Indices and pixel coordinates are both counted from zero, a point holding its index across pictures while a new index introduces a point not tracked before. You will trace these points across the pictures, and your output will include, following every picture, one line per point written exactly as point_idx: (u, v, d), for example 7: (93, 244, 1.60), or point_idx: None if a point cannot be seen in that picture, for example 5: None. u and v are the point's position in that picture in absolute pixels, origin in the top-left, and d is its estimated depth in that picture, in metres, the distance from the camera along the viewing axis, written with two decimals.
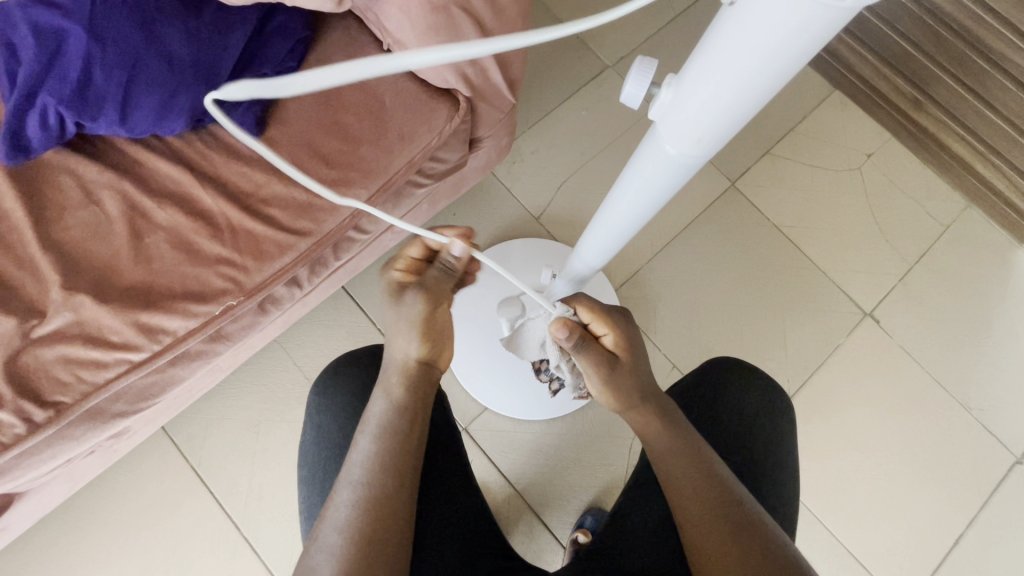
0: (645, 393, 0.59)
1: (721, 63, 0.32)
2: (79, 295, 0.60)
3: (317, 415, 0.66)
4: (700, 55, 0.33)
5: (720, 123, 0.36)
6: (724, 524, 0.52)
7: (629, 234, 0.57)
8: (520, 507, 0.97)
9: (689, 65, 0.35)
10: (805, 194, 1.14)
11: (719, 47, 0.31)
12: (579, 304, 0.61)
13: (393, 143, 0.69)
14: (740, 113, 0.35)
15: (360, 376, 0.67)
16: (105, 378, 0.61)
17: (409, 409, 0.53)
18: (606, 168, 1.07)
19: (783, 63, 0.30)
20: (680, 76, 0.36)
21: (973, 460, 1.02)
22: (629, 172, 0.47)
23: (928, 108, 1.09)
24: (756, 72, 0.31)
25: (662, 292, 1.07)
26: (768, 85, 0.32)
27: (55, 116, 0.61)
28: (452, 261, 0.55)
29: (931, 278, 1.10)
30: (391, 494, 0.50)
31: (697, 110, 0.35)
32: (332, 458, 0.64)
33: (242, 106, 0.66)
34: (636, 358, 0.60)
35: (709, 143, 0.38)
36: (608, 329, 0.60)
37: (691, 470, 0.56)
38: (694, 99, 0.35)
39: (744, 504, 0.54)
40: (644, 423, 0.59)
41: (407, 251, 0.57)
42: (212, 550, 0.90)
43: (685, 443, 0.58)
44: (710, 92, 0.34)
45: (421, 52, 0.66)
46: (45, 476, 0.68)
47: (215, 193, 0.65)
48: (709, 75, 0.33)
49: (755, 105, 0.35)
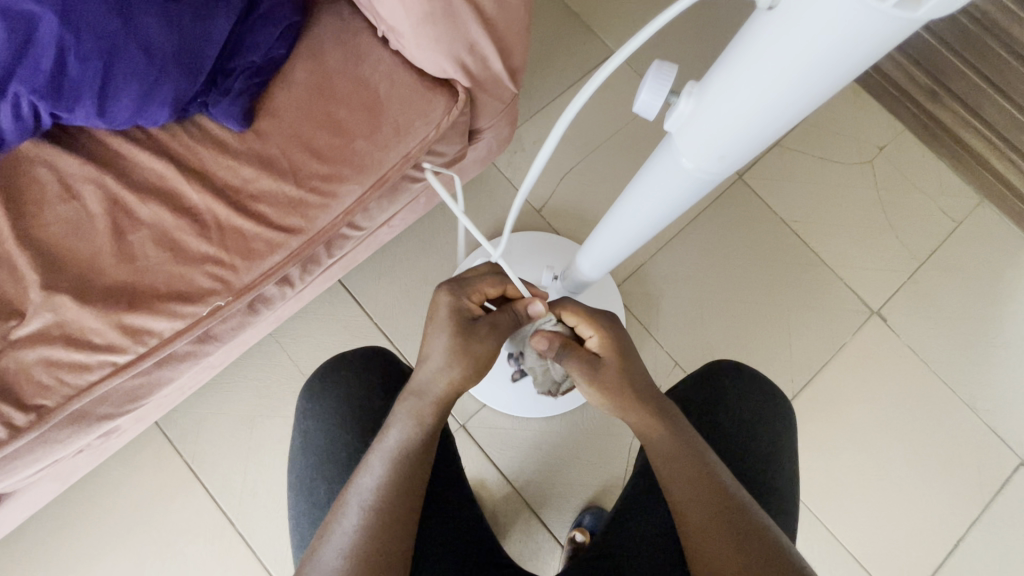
0: (655, 403, 0.57)
1: (755, 77, 0.29)
2: (59, 296, 0.58)
3: (304, 422, 0.64)
4: (729, 64, 0.30)
5: (746, 140, 0.33)
6: (726, 530, 0.50)
7: (633, 244, 0.55)
8: (517, 505, 0.95)
9: (714, 74, 0.32)
10: (815, 188, 1.10)
11: (754, 59, 0.28)
12: (565, 309, 0.61)
13: (388, 137, 0.66)
14: (770, 129, 0.32)
15: (351, 377, 0.66)
16: (89, 381, 0.59)
17: (429, 440, 0.54)
18: (610, 159, 1.03)
19: (826, 79, 0.27)
20: (703, 85, 0.33)
21: (976, 461, 1.01)
22: (638, 181, 0.45)
23: (945, 101, 1.06)
24: (795, 88, 0.28)
25: (666, 288, 1.04)
26: (805, 101, 0.29)
27: (28, 107, 0.57)
28: (523, 313, 0.62)
29: (942, 276, 1.08)
30: (400, 521, 0.50)
31: (720, 125, 0.32)
32: (319, 467, 0.62)
33: (228, 97, 0.63)
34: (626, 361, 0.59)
35: (731, 159, 0.36)
36: (593, 331, 0.60)
37: (695, 473, 0.53)
38: (719, 112, 0.32)
39: (748, 508, 0.52)
40: (645, 424, 0.57)
41: (483, 290, 0.61)
42: (206, 547, 0.89)
43: (687, 446, 0.55)
44: (738, 107, 0.31)
45: (418, 41, 0.63)
46: (31, 477, 0.66)
47: (201, 188, 0.62)
48: (740, 87, 0.30)
49: (787, 121, 0.32)
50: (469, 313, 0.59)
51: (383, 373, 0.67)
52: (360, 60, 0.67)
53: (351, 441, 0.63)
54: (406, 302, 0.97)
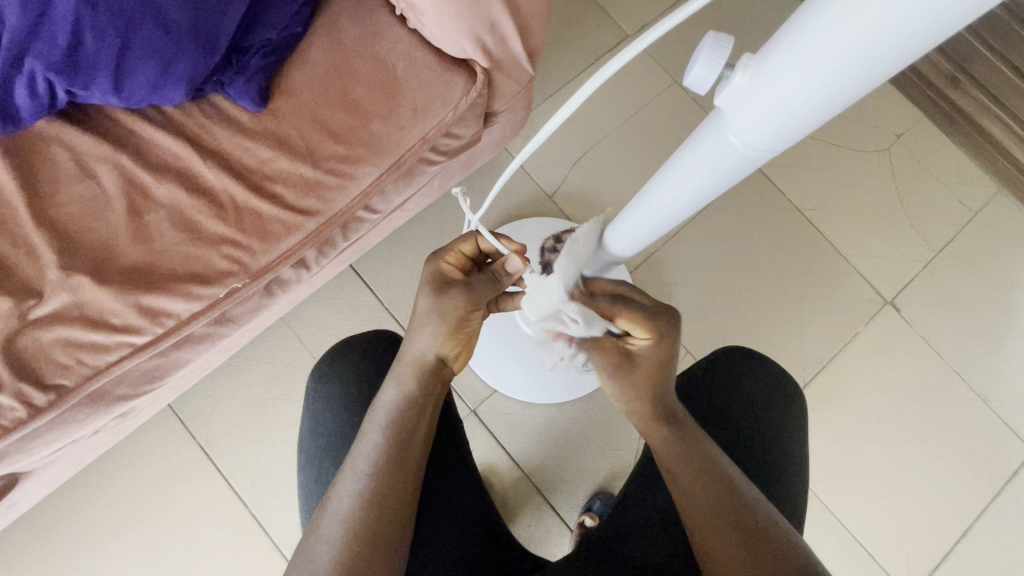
0: (654, 397, 0.55)
1: (816, 47, 0.28)
2: (77, 276, 0.57)
3: (314, 403, 0.64)
4: (790, 35, 0.30)
5: (801, 116, 0.32)
6: (733, 532, 0.49)
7: (668, 222, 0.54)
8: (527, 490, 0.96)
9: (774, 45, 0.31)
10: (831, 176, 1.09)
11: (816, 26, 0.28)
12: (623, 312, 0.52)
13: (406, 118, 0.65)
14: (828, 106, 0.31)
15: (358, 362, 0.65)
16: (107, 361, 0.59)
17: (421, 401, 0.54)
18: (623, 145, 1.02)
19: (894, 53, 0.27)
20: (760, 57, 0.32)
21: (986, 453, 1.01)
22: (680, 156, 0.44)
23: (966, 87, 1.05)
24: (855, 62, 0.28)
25: (678, 276, 1.03)
26: (870, 74, 0.28)
27: (44, 84, 0.57)
28: (508, 274, 0.56)
29: (957, 266, 1.07)
30: (399, 487, 0.51)
31: (775, 99, 0.32)
32: (329, 450, 0.62)
33: (244, 75, 0.62)
34: (660, 368, 0.55)
35: (783, 137, 0.35)
36: (647, 334, 0.52)
37: (697, 475, 0.53)
38: (776, 85, 0.31)
39: (754, 505, 0.51)
40: (647, 428, 0.56)
41: (461, 247, 0.57)
42: (220, 528, 0.89)
43: (691, 447, 0.55)
44: (797, 78, 0.30)
45: (438, 18, 0.62)
46: (50, 455, 0.66)
47: (218, 168, 0.62)
48: (800, 59, 0.29)
49: (846, 98, 0.31)
50: (447, 276, 0.56)
51: (391, 357, 0.66)
52: (378, 39, 0.66)
53: (359, 424, 0.63)
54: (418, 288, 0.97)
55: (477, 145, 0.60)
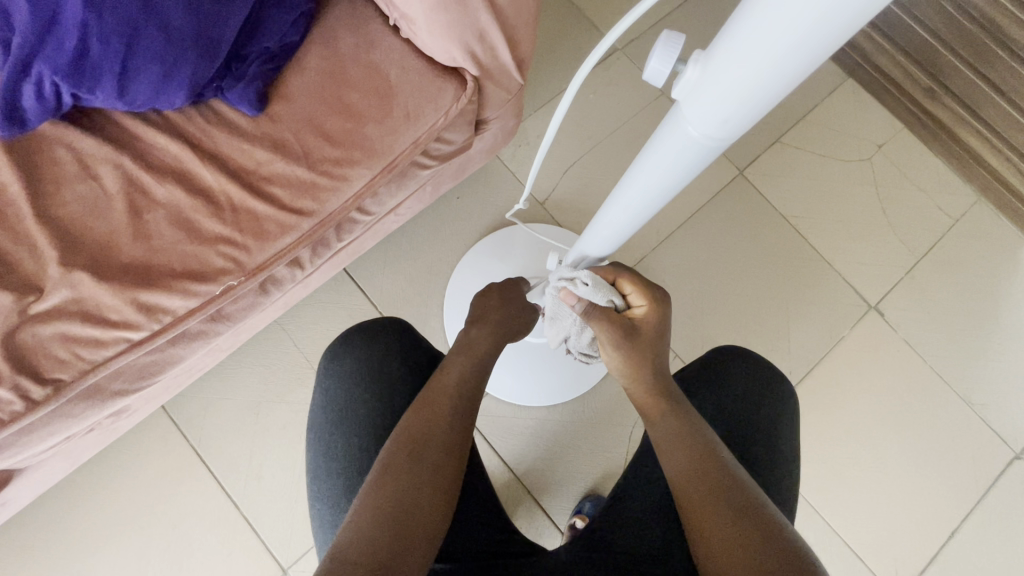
0: (655, 371, 0.58)
1: (753, 42, 0.31)
2: (77, 272, 0.59)
3: (325, 380, 0.65)
4: (731, 30, 0.33)
5: (749, 102, 0.35)
6: (722, 507, 0.50)
7: (641, 218, 0.57)
8: (519, 492, 0.96)
9: (718, 41, 0.34)
10: (815, 184, 1.12)
11: (751, 22, 0.31)
12: (623, 278, 0.63)
13: (398, 122, 0.68)
14: (773, 92, 0.34)
15: (367, 342, 0.66)
16: (104, 356, 0.60)
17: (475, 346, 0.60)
18: (612, 154, 1.05)
19: (825, 38, 0.29)
20: (708, 52, 0.35)
21: (972, 455, 1.02)
22: (645, 151, 0.47)
23: (942, 99, 1.08)
24: (792, 48, 0.30)
25: (667, 281, 1.05)
26: (806, 59, 0.31)
27: (51, 88, 0.59)
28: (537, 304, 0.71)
29: (939, 272, 1.09)
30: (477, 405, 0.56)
31: (725, 88, 0.35)
32: (341, 425, 0.63)
33: (243, 81, 0.64)
34: (659, 336, 0.60)
35: (735, 124, 0.38)
36: (644, 302, 0.61)
37: (689, 453, 0.53)
38: (724, 77, 0.34)
39: (743, 485, 0.51)
40: (647, 404, 0.57)
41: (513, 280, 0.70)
42: (212, 530, 0.90)
43: (685, 426, 0.55)
44: (741, 69, 0.33)
45: (429, 28, 0.65)
46: (42, 453, 0.67)
47: (216, 170, 0.64)
48: (743, 50, 0.32)
49: (788, 83, 0.34)
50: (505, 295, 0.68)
51: (396, 338, 0.67)
52: (372, 48, 0.69)
53: (369, 399, 0.64)
54: (412, 291, 0.99)
55: (469, 147, 0.62)
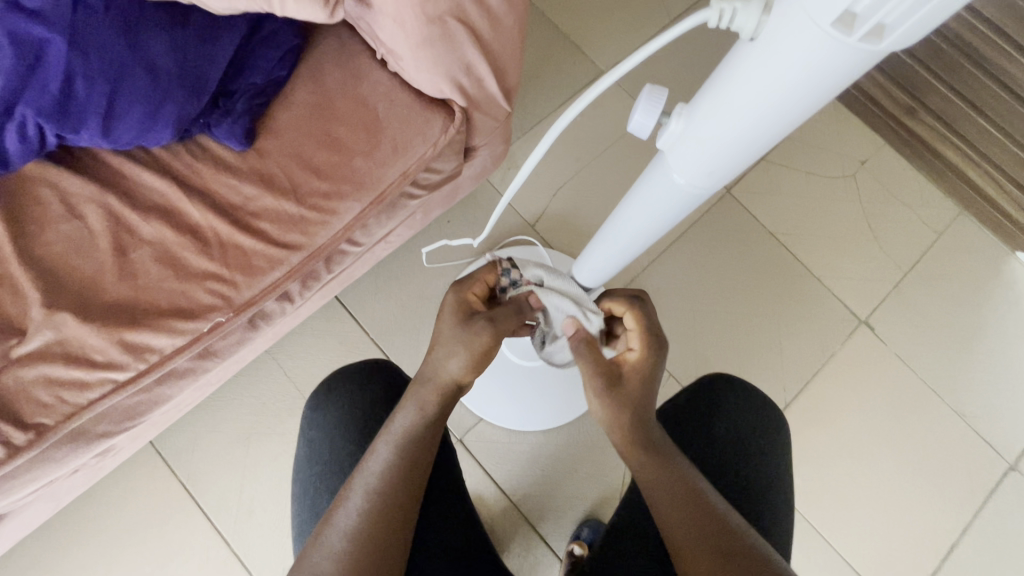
0: (637, 415, 0.55)
1: (735, 101, 0.34)
2: (60, 314, 0.58)
3: (308, 430, 0.65)
4: (715, 92, 0.35)
5: (731, 156, 0.38)
6: (715, 555, 0.48)
7: (631, 251, 0.59)
8: (516, 519, 0.95)
9: (702, 99, 0.37)
10: (801, 201, 1.13)
11: (733, 87, 0.33)
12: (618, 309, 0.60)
13: (387, 154, 0.68)
14: (752, 147, 0.37)
15: (349, 388, 0.65)
16: (88, 399, 0.59)
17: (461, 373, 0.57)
18: (600, 175, 1.06)
19: (800, 104, 0.32)
20: (692, 107, 0.38)
21: (966, 468, 1.02)
22: (634, 191, 0.49)
23: (922, 117, 1.09)
24: (770, 112, 0.33)
25: (659, 300, 1.05)
26: (783, 121, 0.34)
27: (34, 128, 0.58)
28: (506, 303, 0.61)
29: (926, 286, 1.10)
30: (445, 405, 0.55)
31: (709, 143, 0.37)
32: (324, 476, 0.62)
33: (231, 117, 0.64)
34: (647, 387, 0.57)
35: (719, 173, 0.40)
36: (638, 347, 0.59)
37: (677, 500, 0.52)
38: (709, 132, 0.37)
39: (735, 530, 0.50)
40: (628, 450, 0.55)
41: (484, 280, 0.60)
42: (201, 567, 0.88)
43: (670, 472, 0.54)
44: (723, 126, 0.36)
45: (415, 63, 0.65)
46: (27, 497, 0.65)
47: (204, 207, 0.63)
48: (726, 110, 0.35)
49: (768, 140, 0.36)
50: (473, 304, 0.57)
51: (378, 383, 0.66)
52: (359, 81, 0.69)
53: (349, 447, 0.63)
54: (403, 317, 0.98)
55: (459, 177, 0.63)
